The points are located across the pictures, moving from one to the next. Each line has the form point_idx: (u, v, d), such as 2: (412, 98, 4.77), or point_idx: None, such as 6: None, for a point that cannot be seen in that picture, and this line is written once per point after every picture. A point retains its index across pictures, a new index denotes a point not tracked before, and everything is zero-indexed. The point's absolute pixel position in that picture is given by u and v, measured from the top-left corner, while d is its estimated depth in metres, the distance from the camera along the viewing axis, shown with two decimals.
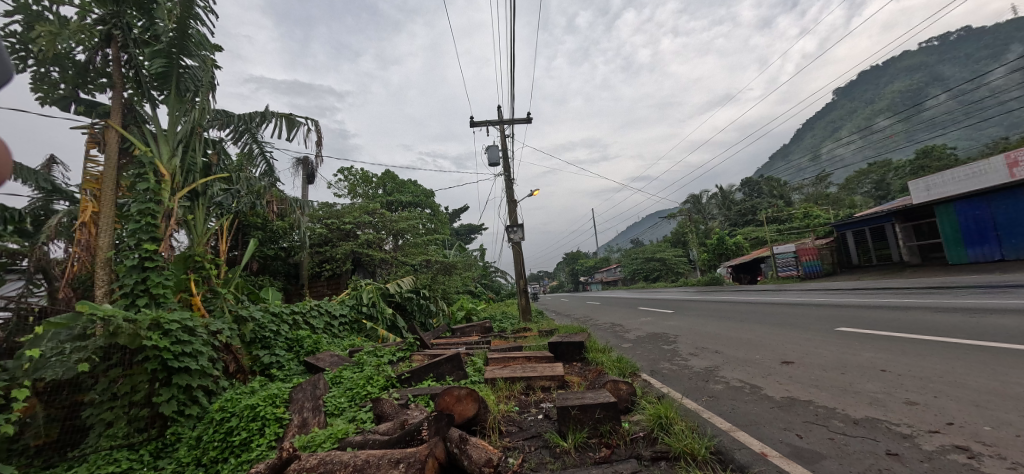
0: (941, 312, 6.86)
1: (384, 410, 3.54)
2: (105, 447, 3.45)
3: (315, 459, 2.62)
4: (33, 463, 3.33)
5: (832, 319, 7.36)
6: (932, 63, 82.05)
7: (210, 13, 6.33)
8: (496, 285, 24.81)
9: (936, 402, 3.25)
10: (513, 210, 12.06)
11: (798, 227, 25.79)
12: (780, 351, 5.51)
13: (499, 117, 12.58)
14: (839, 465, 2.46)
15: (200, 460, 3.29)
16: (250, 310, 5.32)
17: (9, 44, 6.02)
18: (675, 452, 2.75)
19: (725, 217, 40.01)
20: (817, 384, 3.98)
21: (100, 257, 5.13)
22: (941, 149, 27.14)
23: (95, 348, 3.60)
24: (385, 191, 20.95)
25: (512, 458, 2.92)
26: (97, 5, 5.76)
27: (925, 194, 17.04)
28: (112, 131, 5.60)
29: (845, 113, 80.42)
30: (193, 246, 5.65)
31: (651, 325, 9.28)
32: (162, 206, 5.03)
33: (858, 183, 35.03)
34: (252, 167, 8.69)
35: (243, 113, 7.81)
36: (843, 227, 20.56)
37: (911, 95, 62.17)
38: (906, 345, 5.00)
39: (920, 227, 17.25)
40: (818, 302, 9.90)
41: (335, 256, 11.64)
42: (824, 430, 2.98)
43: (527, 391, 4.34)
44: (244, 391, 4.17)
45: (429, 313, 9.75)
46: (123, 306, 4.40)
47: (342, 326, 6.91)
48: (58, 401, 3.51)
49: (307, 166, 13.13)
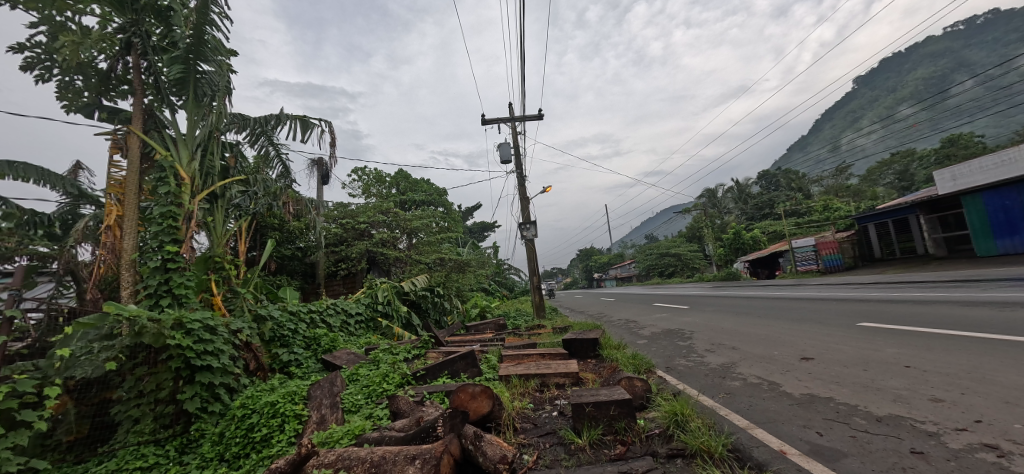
0: (968, 306, 6.65)
1: (400, 407, 3.59)
2: (133, 443, 3.59)
3: (333, 454, 2.67)
4: (65, 458, 3.50)
5: (854, 313, 7.20)
6: (958, 48, 78.98)
7: (226, 19, 6.45)
8: (509, 282, 24.82)
9: (963, 399, 3.15)
10: (525, 207, 12.03)
11: (818, 220, 25.13)
12: (800, 347, 5.39)
13: (510, 114, 12.51)
14: (861, 464, 2.40)
15: (223, 456, 3.38)
16: (269, 309, 5.45)
17: (35, 55, 6.24)
18: (692, 450, 2.72)
19: (742, 211, 39.31)
20: (838, 381, 3.88)
21: (125, 259, 5.30)
22: (968, 137, 26.14)
23: (122, 348, 3.74)
24: (399, 191, 21.11)
25: (528, 454, 2.93)
26: (117, 15, 5.96)
27: (952, 184, 16.54)
28: (133, 136, 5.76)
29: (866, 102, 78.10)
30: (213, 248, 5.81)
31: (666, 322, 9.16)
32: (182, 208, 5.16)
33: (880, 174, 34.01)
34: (269, 169, 8.89)
35: (258, 116, 7.98)
36: (864, 219, 20.00)
37: (935, 81, 59.98)
38: (932, 341, 4.84)
39: (946, 218, 16.71)
40: (839, 297, 9.66)
41: (351, 256, 11.81)
42: (845, 427, 2.91)
43: (542, 388, 4.34)
44: (264, 388, 4.27)
45: (443, 310, 9.82)
46: (148, 306, 4.53)
47: (359, 324, 7.00)
48: (88, 398, 3.69)
49: (321, 166, 13.31)
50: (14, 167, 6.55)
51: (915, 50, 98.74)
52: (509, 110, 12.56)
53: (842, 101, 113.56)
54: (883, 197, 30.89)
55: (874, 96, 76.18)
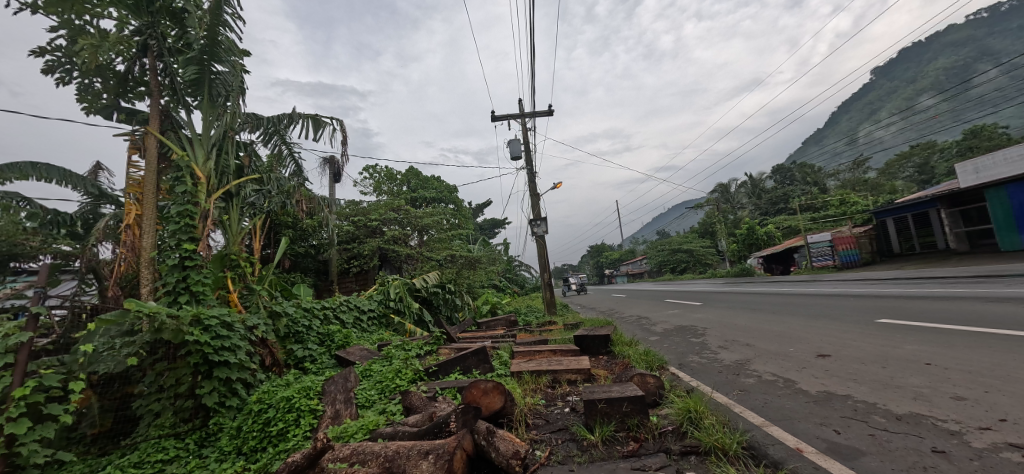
0: (991, 302, 6.49)
1: (413, 402, 3.61)
2: (154, 436, 3.69)
3: (348, 449, 2.71)
4: (90, 450, 3.61)
5: (872, 310, 7.05)
6: (982, 35, 76.16)
7: (238, 20, 6.51)
8: (520, 279, 24.77)
9: (987, 397, 3.07)
10: (536, 203, 12.01)
11: (835, 215, 24.70)
12: (816, 344, 5.31)
13: (520, 110, 12.44)
14: (880, 463, 2.35)
15: (241, 449, 3.46)
16: (284, 306, 5.50)
17: (55, 58, 6.40)
18: (706, 447, 2.70)
19: (756, 205, 38.74)
20: (856, 378, 3.81)
21: (144, 257, 5.44)
22: (992, 129, 25.34)
23: (142, 344, 3.85)
24: (410, 188, 21.28)
25: (539, 451, 2.93)
26: (133, 18, 6.08)
27: (974, 177, 16.08)
28: (151, 137, 5.88)
29: (884, 93, 76.18)
30: (228, 246, 5.93)
31: (678, 318, 9.06)
32: (199, 207, 5.24)
33: (898, 167, 33.09)
34: (282, 167, 9.01)
35: (271, 116, 8.07)
36: (883, 213, 19.60)
37: (956, 72, 58.27)
38: (953, 337, 4.73)
39: (967, 212, 16.27)
40: (858, 292, 9.47)
41: (363, 253, 11.88)
42: (863, 426, 2.86)
43: (554, 385, 4.34)
44: (279, 384, 4.33)
45: (454, 306, 9.86)
46: (166, 303, 4.62)
47: (371, 321, 7.07)
48: (111, 393, 3.82)
49: (333, 165, 13.45)
50: (37, 168, 6.74)
51: (936, 39, 95.76)
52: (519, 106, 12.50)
53: (860, 92, 110.86)
54: (902, 190, 30.13)
55: (893, 87, 74.07)
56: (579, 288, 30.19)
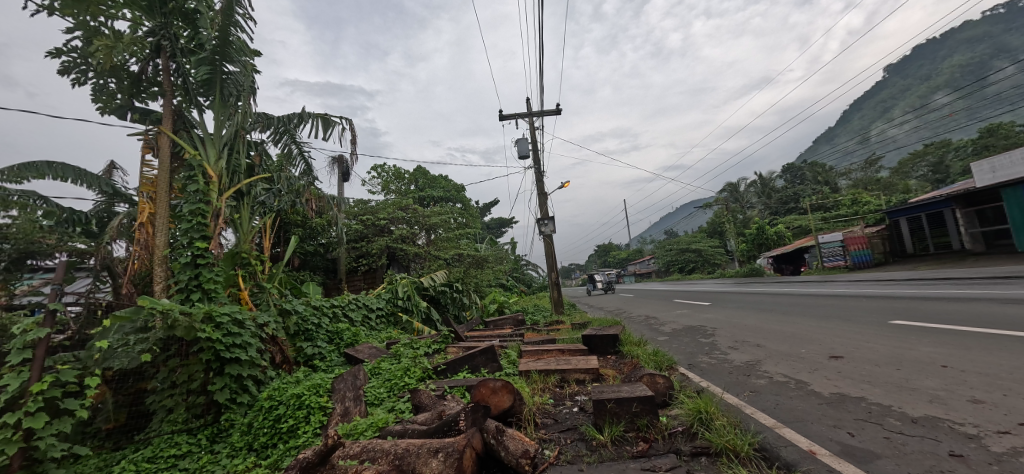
0: (1008, 303, 6.37)
1: (421, 400, 3.61)
2: (167, 432, 3.76)
3: (357, 446, 2.74)
4: (104, 445, 3.70)
5: (885, 311, 6.95)
6: (999, 31, 74.41)
7: (249, 20, 6.57)
8: (527, 278, 24.71)
9: (1005, 401, 3.00)
10: (543, 202, 12.00)
11: (846, 215, 24.36)
12: (828, 345, 5.22)
13: (528, 110, 12.44)
14: (895, 466, 2.32)
15: (252, 445, 3.50)
16: (293, 304, 5.55)
17: (71, 58, 6.51)
18: (717, 448, 2.68)
19: (765, 205, 38.29)
20: (869, 380, 3.75)
21: (157, 254, 5.53)
22: (1009, 127, 24.76)
23: (156, 341, 3.91)
24: (418, 187, 21.31)
25: (548, 450, 2.92)
26: (147, 19, 6.16)
27: (990, 176, 15.66)
28: (163, 136, 5.96)
29: (897, 91, 74.92)
30: (239, 244, 6.00)
31: (687, 318, 8.99)
32: (211, 206, 5.29)
33: (912, 166, 32.54)
34: (292, 167, 9.06)
35: (281, 115, 8.18)
36: (896, 213, 19.32)
37: (973, 68, 57.06)
38: (969, 339, 4.65)
39: (984, 213, 15.99)
40: (872, 293, 9.33)
41: (371, 251, 11.94)
42: (877, 428, 2.82)
43: (562, 384, 4.32)
44: (289, 381, 4.38)
45: (462, 306, 9.88)
46: (180, 300, 4.67)
47: (379, 319, 7.12)
48: (125, 388, 3.88)
49: (342, 163, 13.52)
50: (54, 167, 6.86)
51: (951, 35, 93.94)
52: (527, 105, 12.49)
53: (872, 90, 109.12)
54: (916, 189, 29.62)
55: (907, 85, 72.87)
56: (605, 286, 27.73)
